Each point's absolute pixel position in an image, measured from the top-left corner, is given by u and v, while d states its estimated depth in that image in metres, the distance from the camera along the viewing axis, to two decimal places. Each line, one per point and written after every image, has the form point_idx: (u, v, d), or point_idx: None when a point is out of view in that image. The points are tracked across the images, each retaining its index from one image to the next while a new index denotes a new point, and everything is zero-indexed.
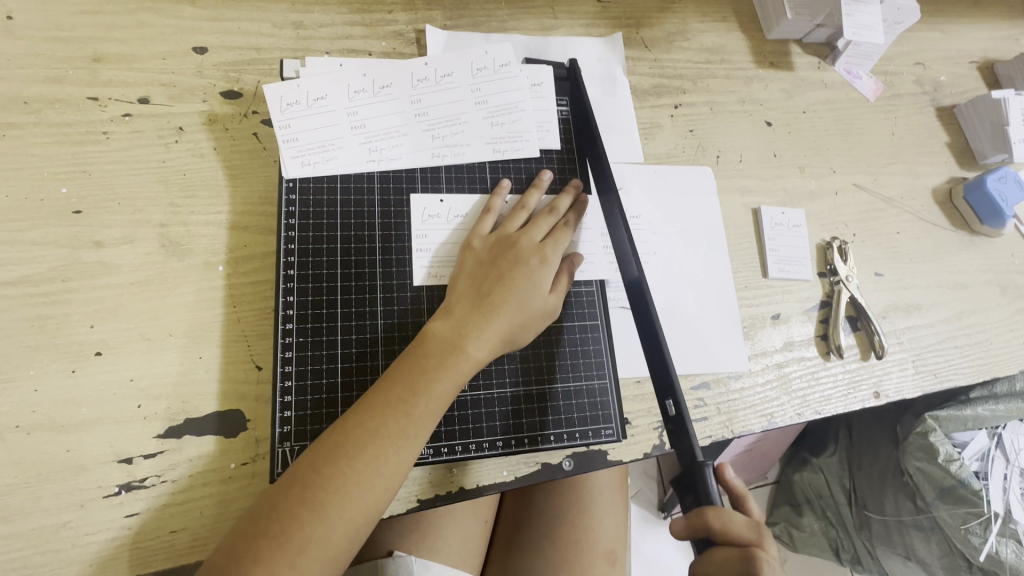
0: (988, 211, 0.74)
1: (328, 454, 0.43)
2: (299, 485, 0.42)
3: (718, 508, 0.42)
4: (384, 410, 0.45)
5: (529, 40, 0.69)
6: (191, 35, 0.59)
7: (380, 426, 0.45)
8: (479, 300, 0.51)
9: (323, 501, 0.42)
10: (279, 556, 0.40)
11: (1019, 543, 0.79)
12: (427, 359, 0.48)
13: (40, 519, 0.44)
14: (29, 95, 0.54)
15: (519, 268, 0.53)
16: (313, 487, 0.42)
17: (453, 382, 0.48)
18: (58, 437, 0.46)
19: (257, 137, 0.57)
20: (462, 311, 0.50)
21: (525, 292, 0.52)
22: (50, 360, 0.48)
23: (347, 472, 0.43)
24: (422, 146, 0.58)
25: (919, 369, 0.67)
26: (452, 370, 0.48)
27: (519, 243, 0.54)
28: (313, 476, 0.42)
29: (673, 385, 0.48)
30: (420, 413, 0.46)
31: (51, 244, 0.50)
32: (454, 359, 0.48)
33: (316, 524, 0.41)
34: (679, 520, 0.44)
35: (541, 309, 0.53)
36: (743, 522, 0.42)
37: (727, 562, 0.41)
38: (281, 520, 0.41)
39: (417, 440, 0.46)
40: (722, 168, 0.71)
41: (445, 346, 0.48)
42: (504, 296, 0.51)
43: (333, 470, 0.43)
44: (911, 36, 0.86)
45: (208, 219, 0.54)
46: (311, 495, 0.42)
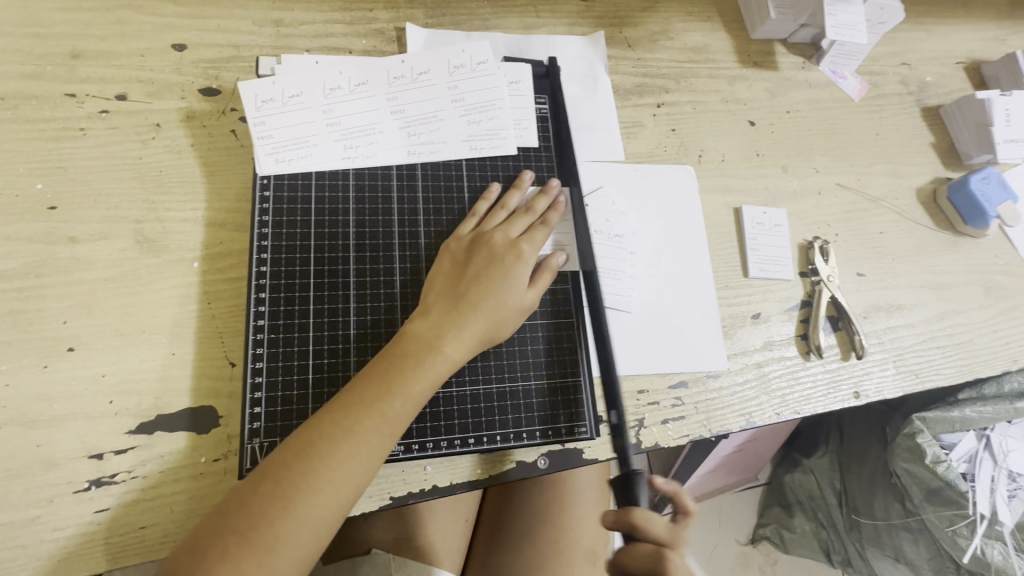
0: (972, 211, 0.74)
1: (299, 451, 0.43)
2: (269, 480, 0.42)
3: (644, 507, 0.46)
4: (358, 407, 0.45)
5: (509, 39, 0.69)
6: (170, 32, 0.59)
7: (353, 424, 0.44)
8: (455, 300, 0.51)
9: (293, 498, 0.42)
10: (246, 552, 0.40)
11: (1004, 544, 0.80)
12: (404, 357, 0.48)
13: (9, 515, 0.44)
14: (7, 91, 0.54)
15: (496, 267, 0.53)
16: (282, 483, 0.42)
17: (428, 380, 0.48)
18: (29, 432, 0.46)
19: (235, 135, 0.57)
20: (436, 312, 0.50)
21: (501, 292, 0.52)
22: (22, 355, 0.48)
23: (316, 470, 0.43)
24: (398, 143, 0.58)
25: (900, 369, 0.67)
26: (428, 368, 0.48)
27: (494, 241, 0.54)
28: (282, 473, 0.42)
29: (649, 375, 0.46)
30: (394, 412, 0.46)
31: (25, 239, 0.50)
32: (431, 358, 0.48)
33: (285, 520, 0.41)
34: (609, 512, 0.46)
35: (517, 307, 0.53)
36: (665, 524, 0.45)
37: (643, 558, 0.44)
38: (248, 517, 0.41)
39: (391, 438, 0.46)
40: (704, 167, 0.71)
41: (423, 344, 0.48)
42: (480, 295, 0.51)
43: (306, 466, 0.43)
44: (897, 36, 0.86)
45: (184, 215, 0.54)
46: (279, 492, 0.42)
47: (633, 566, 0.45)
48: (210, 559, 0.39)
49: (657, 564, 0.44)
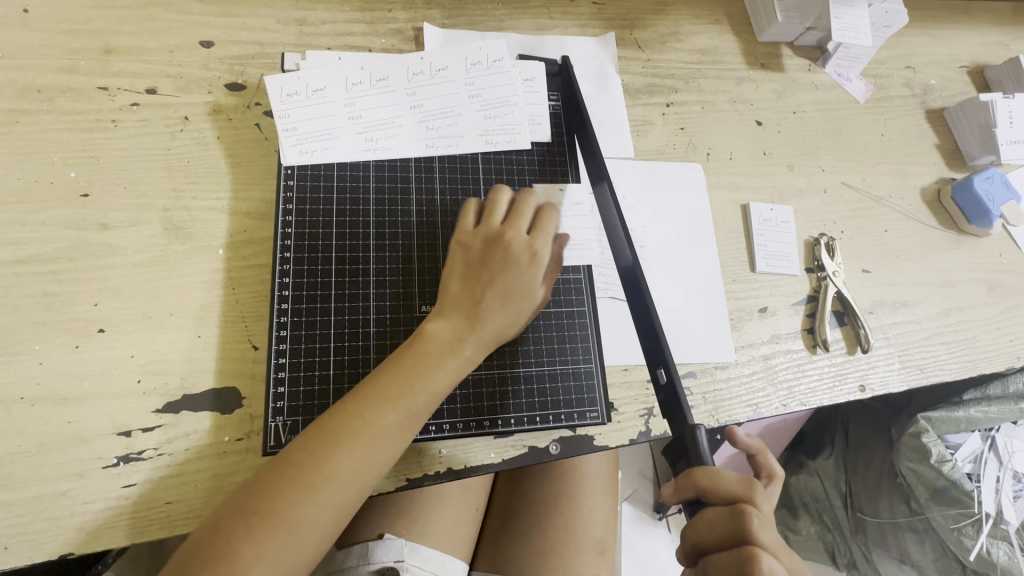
0: (975, 210, 0.75)
1: (322, 440, 0.44)
2: (293, 466, 0.43)
3: (707, 467, 0.41)
4: (381, 399, 0.46)
5: (523, 39, 0.71)
6: (199, 30, 0.62)
7: (376, 416, 0.46)
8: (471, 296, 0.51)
9: (315, 484, 0.43)
10: (269, 534, 0.41)
11: (1010, 544, 0.81)
12: (425, 352, 0.49)
13: (41, 488, 0.45)
14: (42, 84, 0.56)
15: (510, 268, 0.52)
16: (306, 469, 0.43)
17: (445, 376, 0.49)
18: (60, 409, 0.48)
19: (259, 128, 0.59)
20: (452, 308, 0.51)
21: (516, 293, 0.52)
22: (54, 335, 0.49)
23: (338, 459, 0.44)
24: (416, 136, 0.60)
25: (905, 364, 0.68)
26: (447, 364, 0.49)
27: (510, 238, 0.53)
28: (306, 460, 0.44)
29: (665, 352, 0.48)
30: (414, 406, 0.47)
31: (58, 225, 0.52)
32: (450, 355, 0.49)
33: (307, 505, 0.43)
34: (669, 484, 0.42)
35: (530, 306, 0.53)
36: (739, 481, 0.41)
37: (715, 522, 0.40)
38: (272, 499, 0.42)
39: (410, 431, 0.47)
40: (713, 165, 0.72)
41: (443, 340, 0.50)
42: (495, 294, 0.51)
43: (328, 452, 0.44)
44: (902, 40, 0.88)
45: (211, 204, 0.56)
46: (302, 477, 0.43)
47: (706, 534, 0.40)
48: (234, 538, 0.41)
49: (735, 524, 0.39)
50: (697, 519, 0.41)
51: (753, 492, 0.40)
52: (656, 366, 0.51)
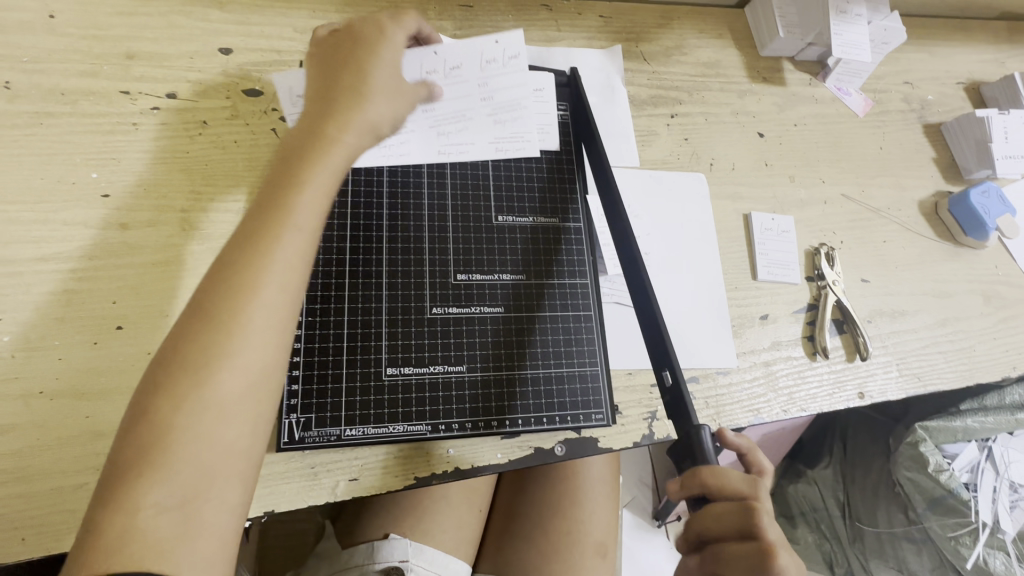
0: (972, 223, 0.77)
1: (203, 320, 0.39)
2: (158, 375, 0.38)
3: (713, 466, 0.42)
4: (238, 272, 0.40)
5: (532, 50, 0.73)
6: (218, 37, 0.64)
7: (232, 292, 0.40)
8: (333, 92, 0.50)
9: (181, 383, 0.37)
10: (149, 455, 0.36)
11: (1006, 554, 0.81)
12: (281, 215, 0.43)
13: (58, 480, 0.46)
14: (66, 87, 0.58)
15: (362, 47, 0.53)
16: (171, 371, 0.38)
17: (333, 164, 0.46)
18: (79, 404, 0.49)
19: (275, 132, 0.61)
20: (318, 106, 0.49)
21: (375, 68, 0.52)
22: (74, 332, 0.50)
23: (202, 346, 0.38)
24: (429, 142, 0.62)
25: (902, 372, 0.70)
26: (305, 223, 0.43)
27: (354, 29, 0.55)
28: (170, 361, 0.38)
29: (669, 354, 0.50)
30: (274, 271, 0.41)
31: (80, 224, 0.54)
32: (308, 214, 0.44)
33: (183, 409, 0.37)
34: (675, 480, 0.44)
35: (393, 89, 0.52)
36: (742, 478, 0.42)
37: (723, 516, 0.40)
38: (169, 404, 0.37)
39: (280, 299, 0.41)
40: (715, 175, 0.74)
41: (293, 200, 0.44)
42: (359, 76, 0.51)
43: (188, 347, 0.38)
44: (900, 57, 0.90)
45: (227, 206, 0.57)
46: (170, 378, 0.37)
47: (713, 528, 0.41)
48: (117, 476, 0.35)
49: (741, 518, 0.40)
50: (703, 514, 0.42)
51: (758, 489, 0.41)
52: (662, 368, 0.52)
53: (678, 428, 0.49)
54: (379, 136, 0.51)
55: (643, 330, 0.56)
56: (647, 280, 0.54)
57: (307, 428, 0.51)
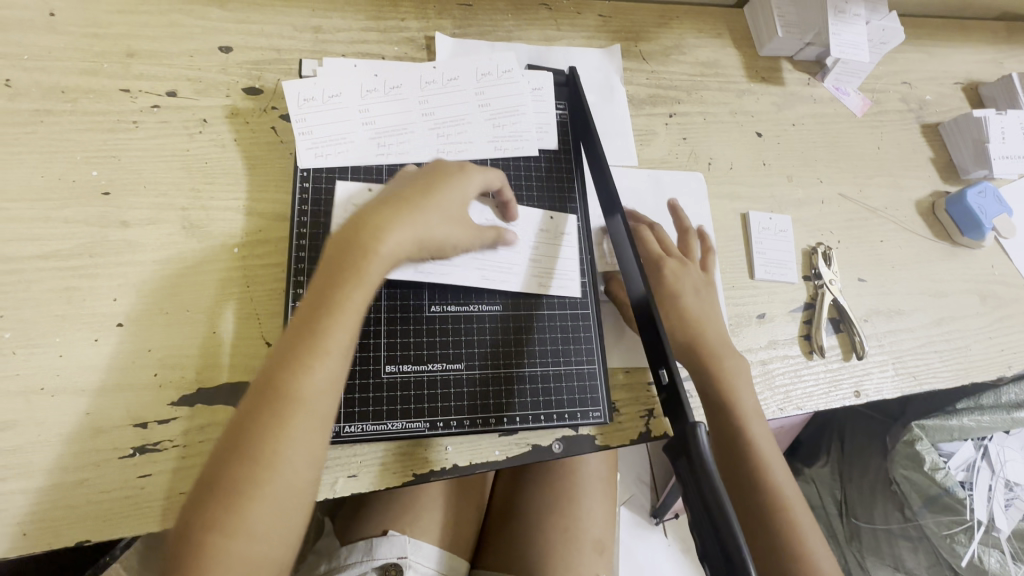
0: (968, 223, 0.77)
1: (275, 393, 0.42)
2: (233, 440, 0.41)
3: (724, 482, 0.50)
4: (303, 344, 0.43)
5: (532, 49, 0.73)
6: (218, 36, 0.64)
7: (294, 359, 0.43)
8: (384, 205, 0.49)
9: (257, 451, 0.40)
10: (224, 518, 0.39)
11: (1001, 552, 0.83)
12: (341, 281, 0.45)
13: (60, 476, 0.47)
14: (66, 85, 0.58)
15: (434, 180, 0.54)
16: (245, 440, 0.41)
17: (371, 281, 0.46)
18: (80, 400, 0.49)
19: (275, 131, 0.61)
20: (367, 215, 0.48)
21: (439, 195, 0.52)
22: (75, 329, 0.51)
23: (270, 416, 0.41)
24: (428, 142, 0.62)
25: (899, 371, 0.70)
26: (364, 279, 0.46)
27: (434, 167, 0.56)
28: (242, 428, 0.41)
29: (666, 351, 0.50)
30: (332, 336, 0.44)
31: (80, 222, 0.54)
32: (366, 270, 0.46)
33: (254, 476, 0.40)
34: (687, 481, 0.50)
35: (456, 215, 0.53)
36: None
37: None
38: (223, 480, 0.40)
39: (335, 363, 0.44)
40: (714, 174, 0.75)
41: (357, 254, 0.46)
42: (416, 199, 0.51)
43: (258, 416, 0.41)
44: (899, 57, 0.90)
45: (227, 205, 0.58)
46: (242, 448, 0.40)
47: None
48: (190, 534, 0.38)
49: None
50: None
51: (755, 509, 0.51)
52: (660, 366, 0.53)
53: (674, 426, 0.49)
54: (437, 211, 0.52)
55: (642, 329, 0.56)
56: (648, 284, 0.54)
57: None
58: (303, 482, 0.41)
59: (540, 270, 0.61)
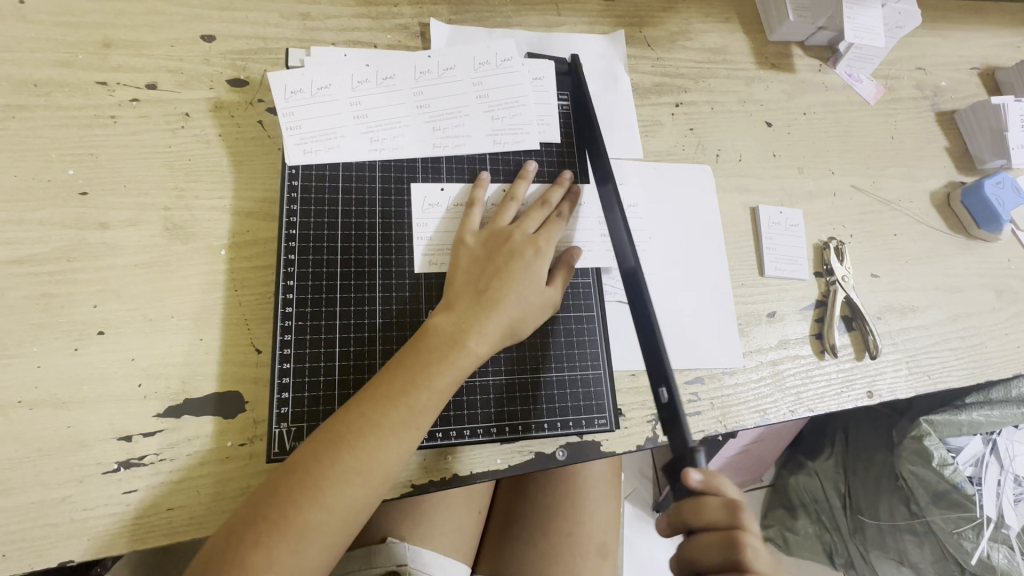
0: (985, 215, 0.74)
1: (356, 441, 0.44)
2: (300, 470, 0.43)
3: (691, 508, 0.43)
4: (386, 401, 0.45)
5: (532, 36, 0.70)
6: (200, 24, 0.60)
7: (381, 417, 0.45)
8: (477, 296, 0.51)
9: (323, 487, 0.42)
10: (278, 539, 0.40)
11: (1010, 548, 0.81)
12: (430, 351, 0.48)
13: (40, 494, 0.45)
14: (39, 78, 0.55)
15: (515, 262, 0.53)
16: (313, 474, 0.42)
17: (456, 373, 0.48)
18: (60, 413, 0.47)
19: (262, 125, 0.58)
20: (463, 305, 0.51)
21: (524, 287, 0.53)
22: (53, 337, 0.48)
23: (345, 462, 0.43)
24: (423, 137, 0.59)
25: (913, 370, 0.68)
26: (453, 362, 0.48)
27: (513, 237, 0.55)
28: (314, 464, 0.43)
29: (667, 370, 0.47)
30: (421, 406, 0.46)
31: (56, 224, 0.51)
32: (455, 353, 0.48)
33: (315, 509, 0.42)
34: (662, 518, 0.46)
35: (538, 306, 0.53)
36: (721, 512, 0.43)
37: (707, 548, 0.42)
38: (282, 508, 0.41)
39: (417, 432, 0.46)
40: (722, 167, 0.71)
41: (446, 339, 0.49)
42: (502, 291, 0.52)
43: (333, 457, 0.43)
44: (913, 41, 0.87)
45: (212, 204, 0.55)
46: (310, 482, 0.42)
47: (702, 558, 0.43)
48: (241, 544, 0.40)
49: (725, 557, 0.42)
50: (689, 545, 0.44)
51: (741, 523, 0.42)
52: (657, 383, 0.50)
53: (671, 445, 0.47)
54: (525, 291, 0.53)
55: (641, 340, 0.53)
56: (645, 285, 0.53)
57: (297, 438, 0.49)
58: (347, 528, 0.43)
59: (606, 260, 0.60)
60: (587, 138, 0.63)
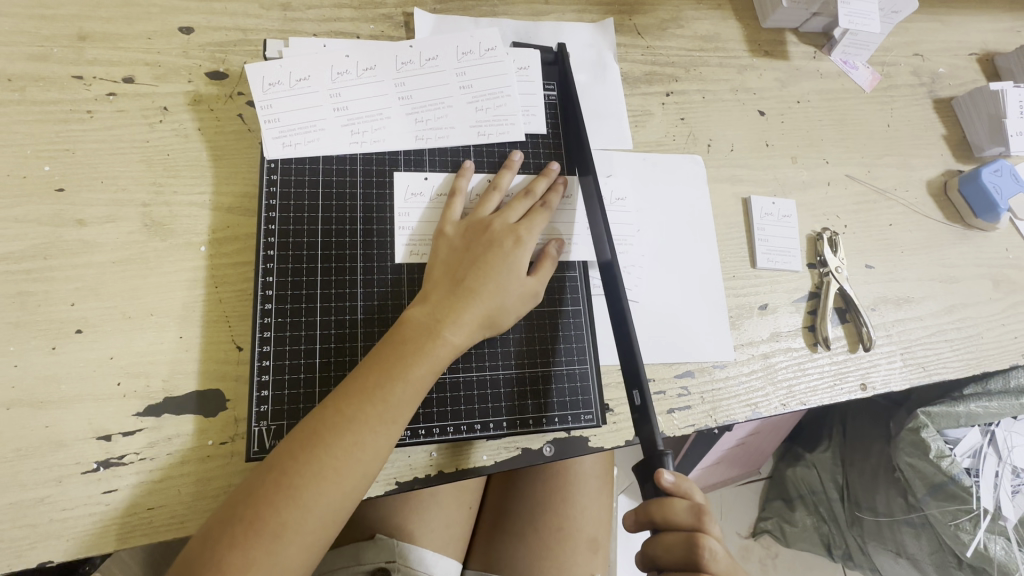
0: (982, 204, 0.73)
1: (333, 439, 0.43)
2: (277, 469, 0.42)
3: (659, 504, 0.44)
4: (362, 396, 0.45)
5: (518, 25, 0.68)
6: (178, 15, 0.59)
7: (357, 412, 0.44)
8: (456, 287, 0.51)
9: (300, 486, 0.42)
10: (255, 540, 0.40)
11: (1008, 539, 0.79)
12: (406, 344, 0.47)
13: (18, 494, 0.44)
14: (14, 73, 0.54)
15: (494, 251, 0.52)
16: (290, 472, 0.42)
17: (435, 365, 0.47)
18: (37, 413, 0.46)
19: (241, 119, 0.57)
20: (441, 297, 0.50)
21: (504, 277, 0.52)
22: (30, 337, 0.48)
23: (321, 459, 0.42)
24: (405, 129, 0.58)
25: (907, 362, 0.67)
26: (430, 354, 0.47)
27: (493, 227, 0.54)
28: (290, 462, 0.42)
29: (640, 376, 0.49)
30: (398, 399, 0.46)
31: (32, 221, 0.50)
32: (433, 345, 0.48)
33: (292, 509, 0.41)
34: (630, 514, 0.47)
35: (520, 296, 0.52)
36: (686, 512, 0.44)
37: (672, 547, 0.44)
38: (258, 508, 0.41)
39: (396, 425, 0.46)
40: (713, 157, 0.70)
41: (423, 331, 0.48)
42: (481, 282, 0.51)
43: (310, 455, 0.43)
44: (910, 27, 0.85)
45: (192, 199, 0.54)
46: (287, 480, 0.42)
47: (664, 556, 0.44)
48: (220, 547, 0.40)
49: (688, 555, 0.43)
50: (655, 541, 0.45)
51: (702, 523, 0.44)
52: (633, 387, 0.51)
53: (644, 445, 0.49)
54: (505, 280, 0.52)
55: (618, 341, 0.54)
56: (622, 287, 0.53)
57: (277, 436, 0.48)
58: (327, 526, 0.43)
59: (589, 251, 0.59)
60: (574, 132, 0.61)
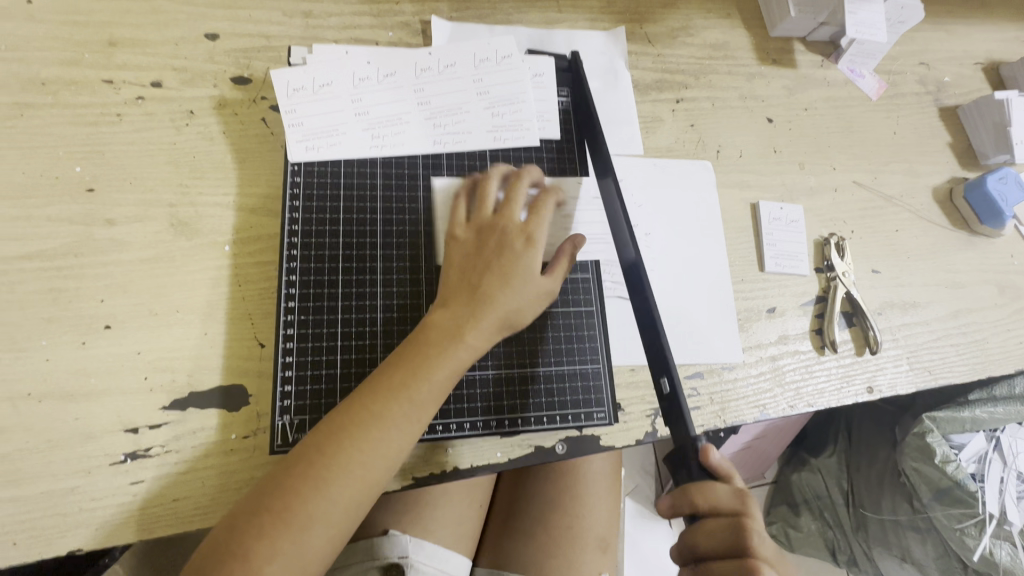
0: (987, 211, 0.74)
1: (357, 436, 0.44)
2: (303, 463, 0.43)
3: (701, 486, 0.44)
4: (386, 394, 0.46)
5: (532, 33, 0.70)
6: (204, 22, 0.61)
7: (382, 409, 0.46)
8: (475, 289, 0.52)
9: (325, 479, 0.43)
10: (281, 531, 0.41)
11: (1013, 545, 0.80)
12: (429, 345, 0.49)
13: (49, 484, 0.46)
14: (47, 77, 0.56)
15: (513, 252, 0.53)
16: (315, 465, 0.43)
17: (454, 365, 0.49)
18: (68, 405, 0.48)
19: (265, 123, 0.59)
20: (460, 299, 0.51)
21: (521, 277, 0.52)
22: (61, 332, 0.49)
23: (346, 454, 0.44)
24: (424, 133, 0.60)
25: (913, 366, 0.68)
26: (451, 355, 0.49)
27: (512, 227, 0.54)
28: (315, 456, 0.44)
29: (667, 361, 0.48)
30: (421, 398, 0.47)
31: (64, 220, 0.52)
32: (454, 346, 0.49)
33: (317, 501, 0.42)
34: (665, 500, 0.46)
35: (537, 296, 0.53)
36: (733, 495, 0.43)
37: (716, 532, 0.43)
38: (285, 500, 0.42)
39: (418, 423, 0.47)
40: (722, 163, 0.72)
41: (445, 332, 0.49)
42: (500, 283, 0.52)
43: (335, 450, 0.44)
44: (916, 36, 0.86)
45: (216, 200, 0.56)
46: (313, 473, 0.43)
47: (707, 542, 0.43)
48: (247, 537, 0.41)
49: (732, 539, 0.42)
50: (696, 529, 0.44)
51: (749, 505, 0.43)
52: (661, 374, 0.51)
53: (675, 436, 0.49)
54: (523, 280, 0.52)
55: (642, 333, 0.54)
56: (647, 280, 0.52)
57: (300, 431, 0.49)
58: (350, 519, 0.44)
59: (600, 252, 0.61)
60: (586, 137, 0.63)
